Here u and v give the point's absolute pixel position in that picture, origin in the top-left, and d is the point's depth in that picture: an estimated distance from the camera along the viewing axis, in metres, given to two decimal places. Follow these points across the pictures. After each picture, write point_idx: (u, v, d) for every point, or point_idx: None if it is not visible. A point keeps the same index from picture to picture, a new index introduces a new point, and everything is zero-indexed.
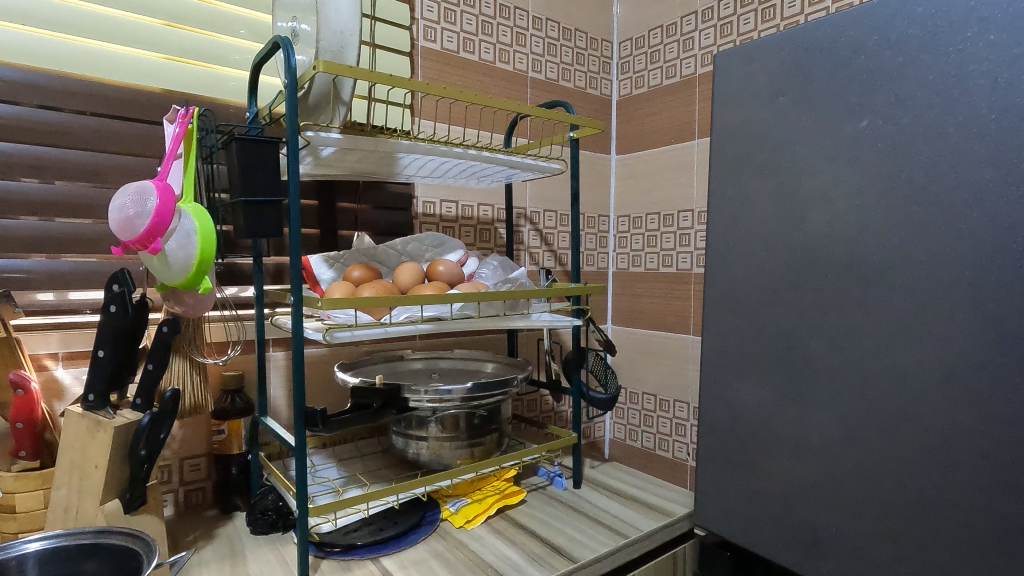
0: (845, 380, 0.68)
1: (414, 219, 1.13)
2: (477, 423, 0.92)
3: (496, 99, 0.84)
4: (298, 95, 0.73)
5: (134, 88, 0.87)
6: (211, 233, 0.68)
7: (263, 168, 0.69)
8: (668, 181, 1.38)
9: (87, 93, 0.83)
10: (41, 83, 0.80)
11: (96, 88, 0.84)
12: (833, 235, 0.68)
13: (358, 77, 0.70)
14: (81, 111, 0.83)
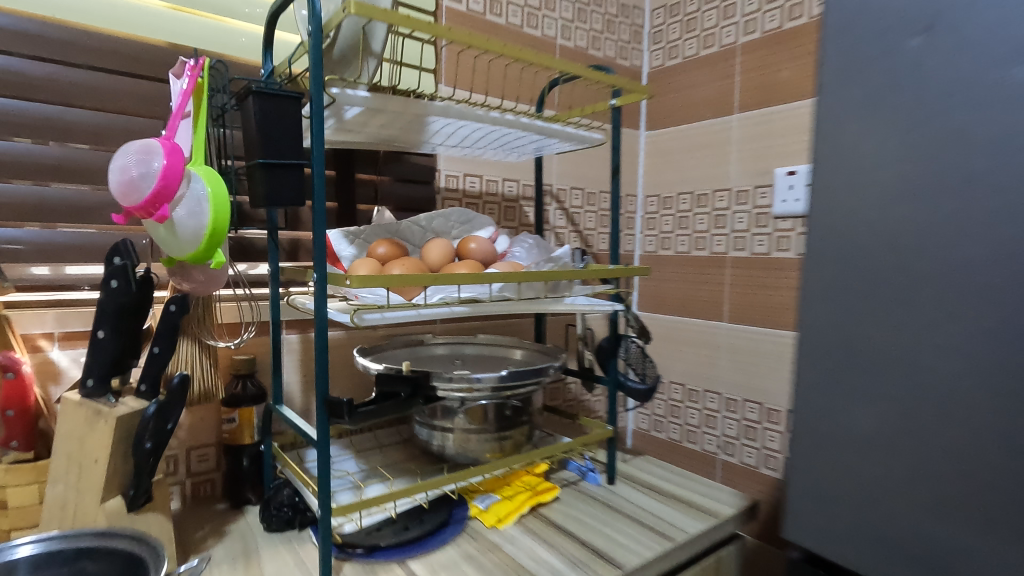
0: (913, 389, 0.59)
1: (436, 194, 1.05)
2: (508, 414, 0.85)
3: (541, 57, 0.75)
4: (323, 46, 0.65)
5: (137, 41, 0.79)
6: (225, 200, 0.60)
7: (285, 128, 0.61)
8: (703, 158, 1.30)
9: (83, 45, 0.75)
10: (32, 31, 0.71)
11: (93, 39, 0.76)
12: (975, 213, 0.54)
13: (390, 24, 0.61)
14: (76, 64, 0.75)
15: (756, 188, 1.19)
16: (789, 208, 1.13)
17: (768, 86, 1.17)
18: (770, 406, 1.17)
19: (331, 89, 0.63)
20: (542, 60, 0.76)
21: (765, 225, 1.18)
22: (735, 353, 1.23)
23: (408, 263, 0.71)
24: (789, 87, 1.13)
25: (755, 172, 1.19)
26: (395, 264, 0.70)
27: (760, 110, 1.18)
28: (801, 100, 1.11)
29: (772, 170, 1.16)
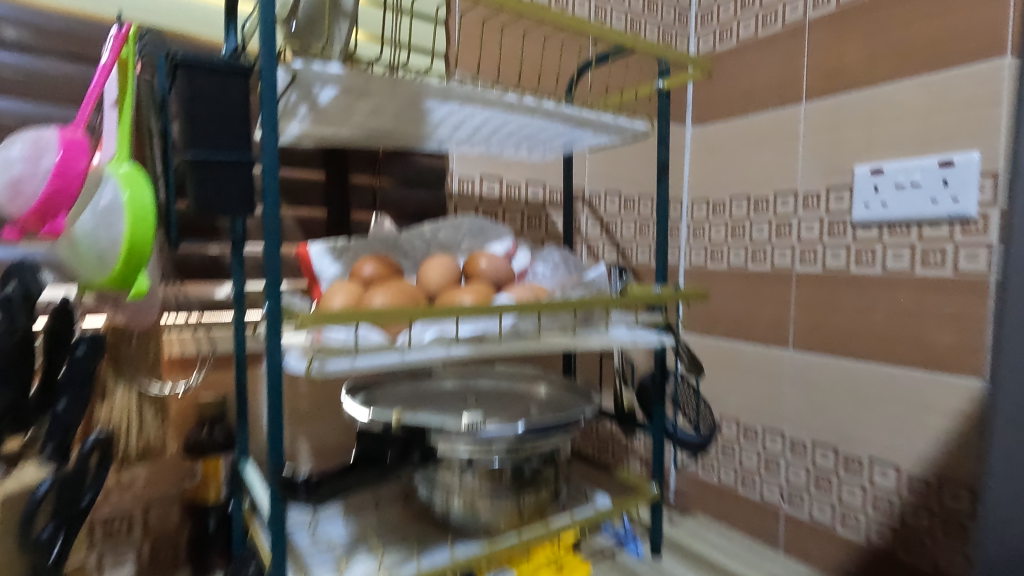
0: None
1: (447, 199, 0.89)
2: (528, 474, 0.68)
3: (561, 18, 0.59)
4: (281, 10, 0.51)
5: (87, 19, 0.66)
6: (149, 211, 0.45)
7: (225, 115, 0.46)
8: (762, 156, 1.11)
9: (19, 22, 0.62)
10: None
11: (32, 15, 0.63)
12: None
13: None
14: (10, 45, 0.62)
15: (829, 190, 1.00)
16: (873, 213, 0.93)
17: (845, 68, 0.97)
18: (849, 453, 0.97)
19: (289, 62, 0.48)
20: (564, 22, 0.60)
21: (841, 234, 0.98)
22: (803, 387, 1.03)
23: (395, 288, 0.55)
24: (873, 68, 0.93)
25: (828, 171, 1.00)
26: (377, 291, 0.54)
27: (835, 97, 0.99)
28: (889, 83, 0.91)
29: (851, 168, 0.97)
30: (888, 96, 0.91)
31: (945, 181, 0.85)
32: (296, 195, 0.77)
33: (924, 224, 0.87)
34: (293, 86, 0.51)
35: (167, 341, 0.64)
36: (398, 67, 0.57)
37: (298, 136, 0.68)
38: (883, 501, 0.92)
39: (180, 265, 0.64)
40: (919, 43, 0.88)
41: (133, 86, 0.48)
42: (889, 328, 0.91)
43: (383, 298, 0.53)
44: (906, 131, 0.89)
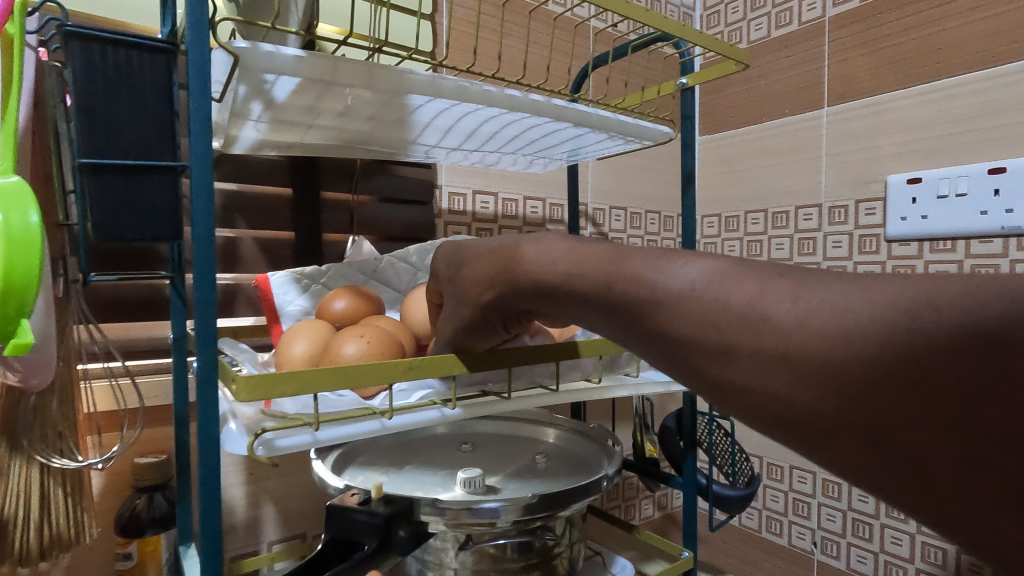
0: None
1: (437, 218, 0.78)
2: (538, 547, 0.56)
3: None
4: None
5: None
6: (33, 234, 0.34)
7: (142, 107, 0.36)
8: (780, 166, 1.01)
9: None
10: None
11: None
12: None
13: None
14: None
15: (857, 203, 0.90)
16: (911, 227, 0.83)
17: (871, 69, 0.89)
18: None
19: (229, 39, 0.37)
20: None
21: (873, 251, 0.89)
22: None
23: (375, 331, 0.44)
24: (905, 68, 0.84)
25: (856, 181, 0.91)
26: (350, 334, 0.43)
27: (861, 100, 0.90)
28: (922, 83, 0.83)
29: (882, 177, 0.87)
30: (924, 97, 0.82)
31: (995, 190, 0.76)
32: (257, 214, 0.65)
33: (971, 238, 0.78)
34: (238, 75, 0.40)
35: (86, 395, 0.50)
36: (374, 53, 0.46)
37: (257, 144, 0.56)
38: (933, 550, 0.79)
39: (107, 303, 0.51)
40: (956, 39, 0.79)
41: (20, 70, 0.36)
42: None
43: (357, 344, 0.42)
44: (947, 137, 0.81)
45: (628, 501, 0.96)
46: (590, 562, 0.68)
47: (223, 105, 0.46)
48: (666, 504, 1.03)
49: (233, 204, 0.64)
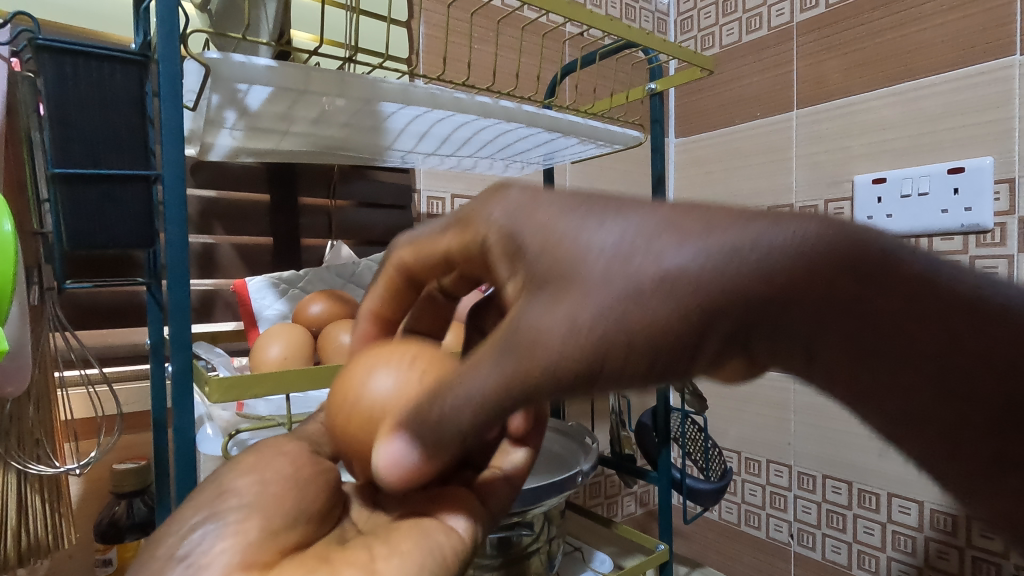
0: None
1: (416, 222, 0.80)
2: (516, 541, 0.57)
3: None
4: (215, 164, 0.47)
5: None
6: (8, 244, 0.34)
7: (114, 117, 0.37)
8: (753, 168, 1.04)
9: None
10: None
11: None
12: None
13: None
14: None
15: (827, 202, 0.93)
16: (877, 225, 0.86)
17: (836, 73, 0.92)
18: (861, 485, 0.85)
19: (201, 51, 0.38)
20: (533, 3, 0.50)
21: None
22: (808, 416, 0.90)
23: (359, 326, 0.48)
24: (869, 72, 0.88)
25: (826, 182, 0.94)
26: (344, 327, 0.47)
27: (826, 103, 0.93)
28: (886, 86, 0.86)
29: (850, 177, 0.90)
30: (892, 98, 0.85)
31: (955, 189, 0.79)
32: (236, 220, 0.66)
33: (934, 236, 0.81)
34: (211, 85, 0.41)
35: (65, 402, 0.50)
36: (346, 62, 0.47)
37: (233, 151, 0.57)
38: (902, 538, 0.81)
39: (84, 310, 0.52)
40: (916, 44, 0.82)
41: None
42: None
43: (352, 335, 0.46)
44: (911, 138, 0.83)
45: (610, 497, 0.97)
46: (569, 557, 0.70)
47: (198, 114, 0.46)
48: (647, 500, 1.04)
49: (210, 210, 0.64)
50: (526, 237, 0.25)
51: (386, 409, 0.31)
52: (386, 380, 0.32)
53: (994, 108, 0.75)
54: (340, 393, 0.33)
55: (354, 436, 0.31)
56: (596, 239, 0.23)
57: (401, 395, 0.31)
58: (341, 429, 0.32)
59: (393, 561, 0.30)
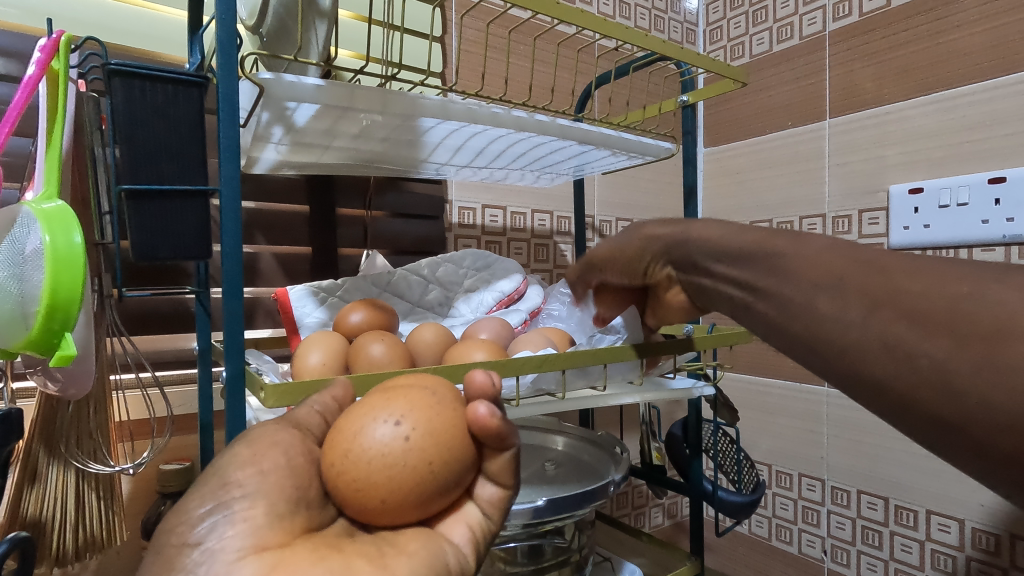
0: None
1: (447, 232, 0.81)
2: (546, 549, 0.58)
3: (535, 2, 0.49)
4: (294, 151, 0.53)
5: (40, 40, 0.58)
6: (77, 254, 0.36)
7: (178, 134, 0.39)
8: (784, 177, 1.03)
9: None
10: None
11: None
12: None
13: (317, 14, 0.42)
14: None
15: (860, 212, 0.92)
16: (913, 236, 0.85)
17: (871, 82, 0.91)
18: (898, 502, 0.83)
19: (256, 72, 0.40)
20: (539, 9, 0.49)
21: None
22: (842, 430, 0.89)
23: (390, 339, 0.48)
24: (904, 80, 0.86)
25: (861, 191, 0.92)
26: (374, 339, 0.47)
27: (860, 112, 0.92)
28: (922, 95, 0.84)
29: (885, 187, 0.89)
30: (929, 107, 0.84)
31: (996, 199, 0.77)
32: (276, 230, 0.68)
33: (973, 247, 0.80)
34: (262, 103, 0.43)
35: (119, 405, 0.53)
36: (388, 80, 0.49)
37: (277, 165, 0.59)
38: (942, 558, 0.79)
39: (136, 316, 0.54)
40: (954, 53, 0.81)
41: (65, 102, 0.40)
42: None
43: (382, 345, 0.47)
44: (948, 147, 0.82)
45: (638, 508, 0.97)
46: (598, 567, 0.70)
47: (247, 130, 0.48)
48: (675, 512, 1.04)
49: (254, 220, 0.67)
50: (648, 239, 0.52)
51: (374, 473, 0.30)
52: (382, 438, 0.30)
53: None
54: (333, 446, 0.31)
55: (343, 495, 0.30)
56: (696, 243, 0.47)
57: (393, 461, 0.29)
58: (332, 485, 0.31)
59: (402, 560, 0.31)
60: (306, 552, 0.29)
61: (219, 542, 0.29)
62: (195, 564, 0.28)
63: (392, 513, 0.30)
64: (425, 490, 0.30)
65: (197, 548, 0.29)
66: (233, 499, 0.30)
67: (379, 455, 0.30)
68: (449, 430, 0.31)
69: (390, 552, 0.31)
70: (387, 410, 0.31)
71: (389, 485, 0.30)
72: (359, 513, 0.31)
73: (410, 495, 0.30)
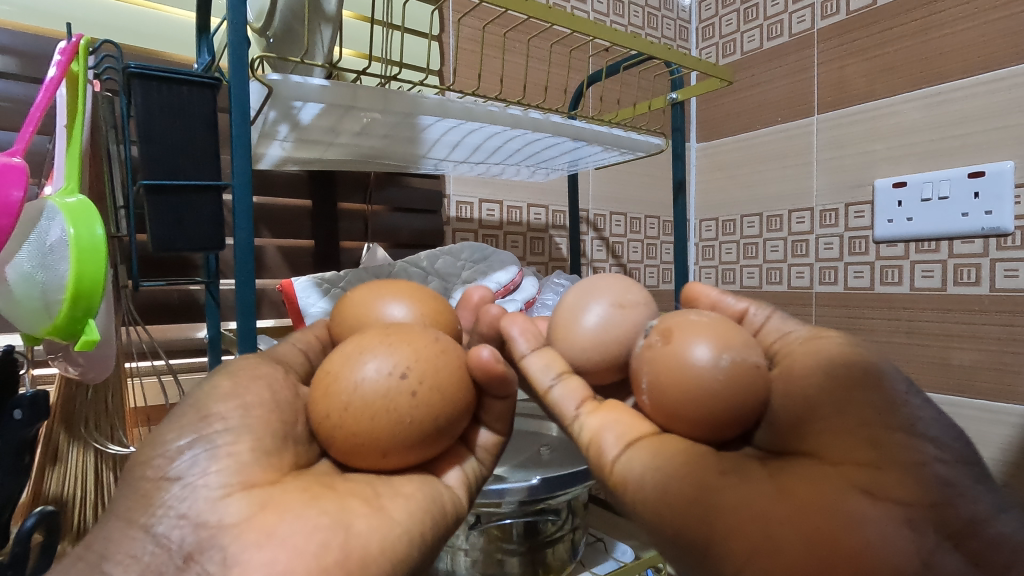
0: None
1: (445, 225, 0.84)
2: (542, 529, 0.61)
3: (529, 7, 0.51)
4: (279, 147, 0.56)
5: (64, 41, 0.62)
6: (99, 245, 0.39)
7: (192, 133, 0.41)
8: (773, 172, 1.06)
9: None
10: None
11: None
12: None
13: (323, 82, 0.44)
14: None
15: (847, 206, 0.95)
16: (898, 228, 0.88)
17: (858, 78, 0.93)
18: None
19: (265, 74, 0.42)
20: (534, 14, 0.52)
21: (863, 252, 0.93)
22: None
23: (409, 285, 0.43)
24: (889, 77, 0.89)
25: (849, 185, 0.95)
26: (383, 305, 0.40)
27: (849, 108, 0.95)
28: (914, 90, 0.86)
29: (871, 181, 0.92)
30: (922, 101, 0.85)
31: (975, 193, 0.80)
32: (281, 224, 0.71)
33: (954, 239, 0.82)
34: (270, 103, 0.45)
35: (132, 391, 0.55)
36: (388, 80, 0.51)
37: (282, 160, 0.62)
38: None
39: (147, 306, 0.57)
40: (938, 50, 0.84)
41: (85, 103, 0.42)
42: (919, 352, 0.86)
43: (404, 306, 0.40)
44: (930, 142, 0.85)
45: None
46: (592, 548, 0.73)
47: (254, 128, 0.51)
48: None
49: (258, 214, 0.69)
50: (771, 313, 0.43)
51: (378, 427, 0.32)
52: (384, 392, 0.32)
53: (1012, 114, 0.77)
54: (329, 398, 0.33)
55: (343, 448, 0.33)
56: (787, 324, 0.42)
57: (399, 416, 0.32)
58: (330, 436, 0.33)
59: (399, 502, 0.34)
60: (296, 493, 0.33)
61: (203, 479, 0.32)
62: (176, 499, 0.31)
63: (395, 460, 0.33)
64: (429, 439, 0.33)
65: (176, 483, 0.32)
66: (215, 433, 0.33)
67: (378, 404, 0.32)
68: (451, 382, 0.33)
69: (386, 493, 0.35)
70: (371, 356, 0.33)
71: (395, 436, 0.32)
72: (360, 462, 0.33)
73: (410, 438, 0.32)
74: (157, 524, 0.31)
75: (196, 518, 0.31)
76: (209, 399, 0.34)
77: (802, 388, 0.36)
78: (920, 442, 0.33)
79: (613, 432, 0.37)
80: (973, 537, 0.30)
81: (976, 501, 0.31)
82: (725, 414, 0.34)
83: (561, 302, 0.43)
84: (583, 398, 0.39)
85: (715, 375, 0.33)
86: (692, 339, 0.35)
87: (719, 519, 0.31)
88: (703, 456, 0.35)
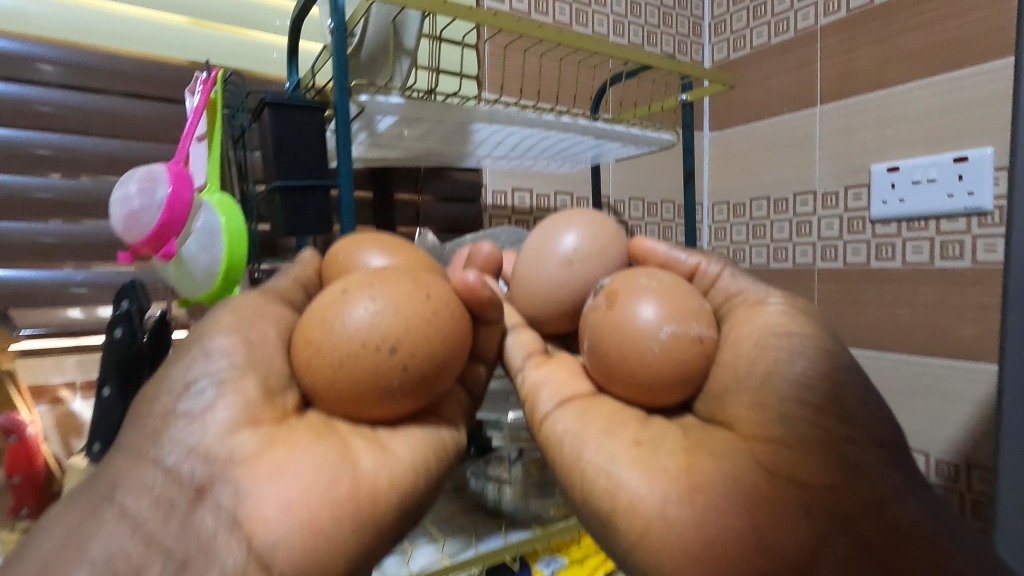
0: None
1: (483, 212, 0.95)
2: None
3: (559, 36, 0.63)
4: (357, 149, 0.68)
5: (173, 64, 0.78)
6: (243, 232, 0.52)
7: (309, 146, 0.54)
8: (778, 159, 1.16)
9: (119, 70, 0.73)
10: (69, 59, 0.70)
11: (126, 63, 0.74)
12: None
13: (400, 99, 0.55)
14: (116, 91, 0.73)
15: (846, 189, 1.04)
16: (891, 209, 0.97)
17: (857, 71, 1.02)
18: None
19: (359, 96, 0.54)
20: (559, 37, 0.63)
21: (860, 231, 1.02)
22: None
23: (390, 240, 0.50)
24: (881, 72, 0.98)
25: (845, 170, 1.05)
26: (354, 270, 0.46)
27: (851, 99, 1.03)
28: (930, 77, 0.92)
29: (867, 167, 1.01)
30: (937, 88, 0.91)
31: (959, 175, 0.88)
32: None
33: (940, 218, 0.91)
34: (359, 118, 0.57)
35: None
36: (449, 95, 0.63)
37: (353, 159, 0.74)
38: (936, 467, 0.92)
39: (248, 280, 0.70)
40: (929, 46, 0.92)
41: (221, 123, 0.55)
42: (910, 322, 0.95)
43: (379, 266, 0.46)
44: (919, 131, 0.94)
45: None
46: None
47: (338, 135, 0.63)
48: None
49: None
50: (725, 275, 0.54)
51: (368, 388, 0.38)
52: (365, 360, 0.38)
53: (991, 106, 0.85)
54: (316, 371, 0.39)
55: (337, 405, 0.40)
56: (746, 284, 0.54)
57: (386, 377, 0.38)
58: (324, 397, 0.40)
59: (400, 441, 0.43)
60: (304, 431, 0.40)
61: (212, 413, 0.39)
62: (185, 429, 0.38)
63: (389, 411, 0.41)
64: (415, 392, 0.40)
65: (185, 414, 0.39)
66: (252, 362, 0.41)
67: (359, 359, 0.38)
68: (427, 351, 0.39)
69: (388, 433, 0.43)
70: (348, 326, 0.39)
71: (385, 392, 0.39)
72: (356, 415, 0.41)
73: (398, 392, 0.39)
74: (167, 454, 0.38)
75: (209, 448, 0.38)
76: (215, 330, 0.42)
77: (738, 353, 0.46)
78: (858, 420, 0.43)
79: (548, 390, 0.50)
80: (895, 497, 0.39)
81: (904, 469, 0.41)
82: (651, 382, 0.43)
83: (537, 267, 0.53)
84: (529, 351, 0.54)
85: (645, 341, 0.43)
86: (634, 306, 0.44)
87: (620, 489, 0.42)
88: (623, 422, 0.46)
